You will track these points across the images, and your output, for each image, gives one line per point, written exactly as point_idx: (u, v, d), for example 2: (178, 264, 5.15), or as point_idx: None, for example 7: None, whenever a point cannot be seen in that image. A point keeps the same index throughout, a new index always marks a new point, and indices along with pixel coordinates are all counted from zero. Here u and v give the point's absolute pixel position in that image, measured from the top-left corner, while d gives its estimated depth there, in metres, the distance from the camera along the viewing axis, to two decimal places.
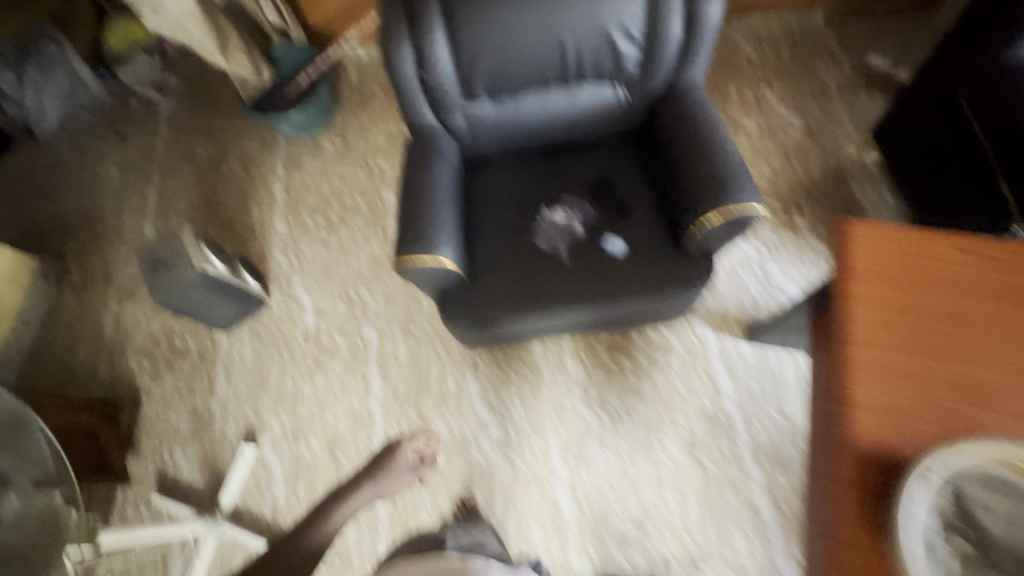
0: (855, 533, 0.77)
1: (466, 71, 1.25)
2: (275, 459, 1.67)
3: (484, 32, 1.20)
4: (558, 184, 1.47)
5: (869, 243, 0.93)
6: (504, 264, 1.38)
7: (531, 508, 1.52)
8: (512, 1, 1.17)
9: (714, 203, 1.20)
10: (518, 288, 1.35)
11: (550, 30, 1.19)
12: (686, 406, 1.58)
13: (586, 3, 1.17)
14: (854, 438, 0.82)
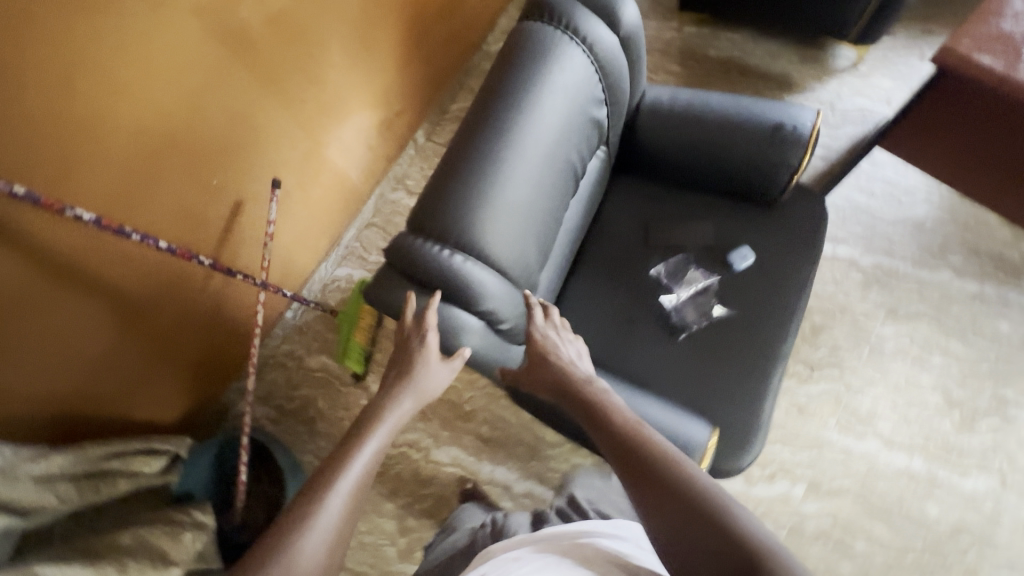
0: None
1: (522, 275, 0.99)
2: None
3: (513, 228, 0.94)
4: (631, 267, 1.27)
5: (977, 47, 0.95)
6: (701, 374, 1.15)
7: (899, 498, 1.35)
8: (509, 174, 0.91)
9: (789, 146, 1.14)
10: (739, 375, 1.14)
11: (554, 163, 0.98)
12: (854, 296, 1.53)
13: (557, 109, 0.96)
14: None
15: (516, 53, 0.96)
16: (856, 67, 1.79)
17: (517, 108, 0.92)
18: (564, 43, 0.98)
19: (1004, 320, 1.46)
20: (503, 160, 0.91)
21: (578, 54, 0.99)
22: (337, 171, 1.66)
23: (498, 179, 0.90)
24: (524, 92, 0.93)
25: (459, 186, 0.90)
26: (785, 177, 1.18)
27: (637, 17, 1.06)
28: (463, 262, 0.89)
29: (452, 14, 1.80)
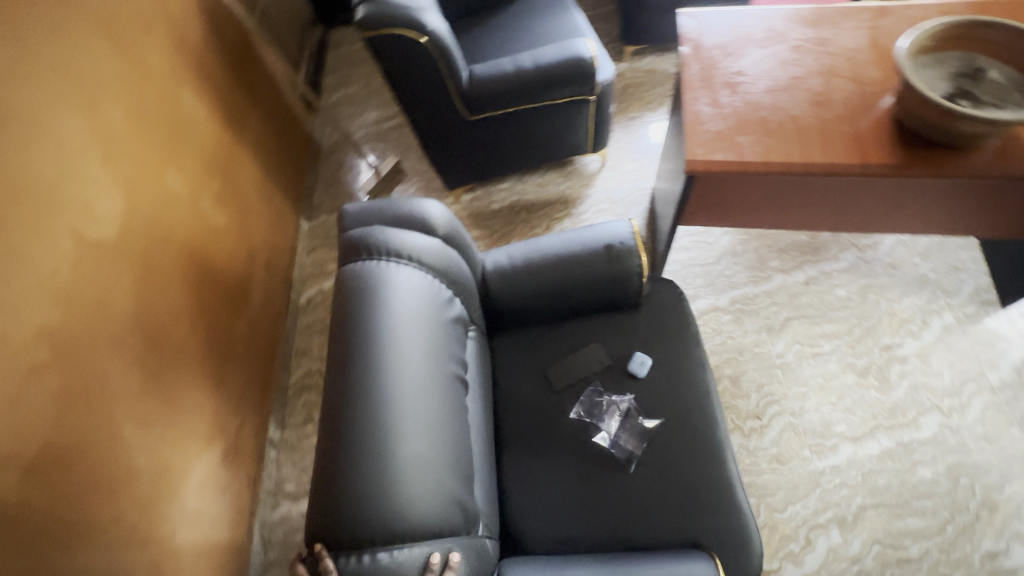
0: (976, 164, 1.04)
1: (465, 518, 0.83)
2: None
3: (432, 479, 0.79)
4: (554, 424, 1.18)
5: (713, 152, 1.12)
6: (673, 497, 1.07)
7: (901, 482, 1.40)
8: (396, 427, 0.79)
9: (617, 254, 1.18)
10: (706, 481, 1.07)
11: (436, 386, 0.87)
12: (740, 335, 1.65)
13: (413, 331, 0.88)
14: (898, 163, 1.06)
15: (349, 297, 0.89)
16: (604, 163, 2.06)
17: (376, 353, 0.84)
18: (388, 265, 0.93)
19: (839, 286, 1.69)
20: (384, 412, 0.79)
21: (410, 270, 0.95)
22: (198, 547, 1.31)
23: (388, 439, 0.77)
24: (372, 331, 0.85)
25: (348, 467, 0.75)
26: (637, 281, 1.21)
27: (446, 209, 1.07)
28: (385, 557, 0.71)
29: (246, 306, 1.65)
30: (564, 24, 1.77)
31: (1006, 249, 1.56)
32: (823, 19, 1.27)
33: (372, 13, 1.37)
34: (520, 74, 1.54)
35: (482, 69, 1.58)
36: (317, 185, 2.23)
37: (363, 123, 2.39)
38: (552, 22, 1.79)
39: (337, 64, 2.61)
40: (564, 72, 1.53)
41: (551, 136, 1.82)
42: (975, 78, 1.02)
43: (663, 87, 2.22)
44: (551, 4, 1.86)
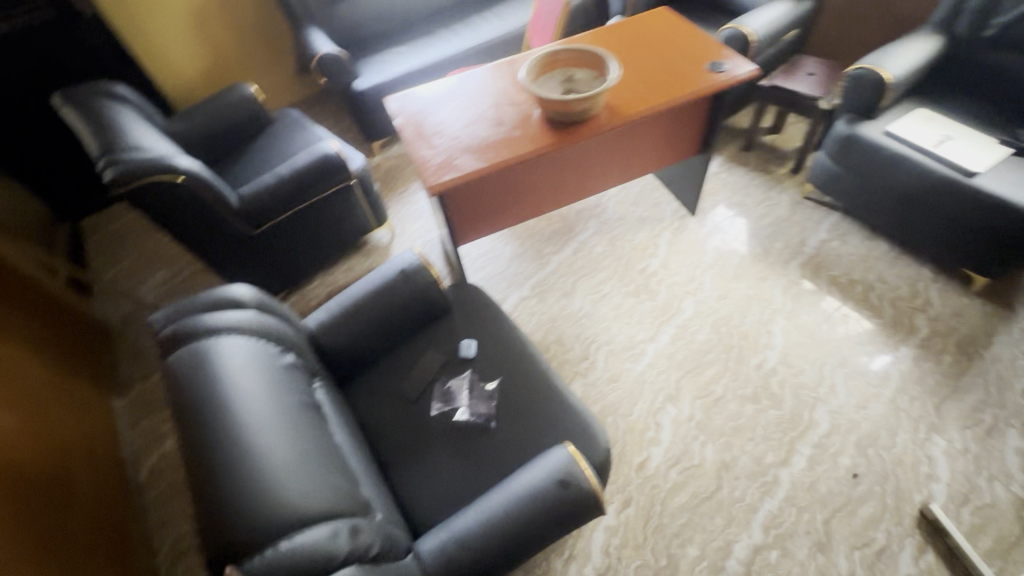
0: (600, 125, 1.58)
1: (354, 501, 0.96)
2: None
3: (305, 474, 0.92)
4: (421, 426, 1.36)
5: (443, 176, 1.49)
6: (528, 425, 1.31)
7: (691, 350, 1.87)
8: (264, 449, 0.91)
9: (411, 272, 1.46)
10: (545, 402, 1.35)
11: (289, 413, 1.01)
12: (548, 308, 2.04)
13: (251, 380, 1.02)
14: (558, 140, 1.56)
15: (180, 378, 1.00)
16: (394, 232, 2.39)
17: (222, 404, 0.95)
18: (211, 340, 1.07)
19: (596, 245, 2.22)
20: (242, 438, 0.91)
21: (231, 340, 1.09)
22: None
23: (259, 460, 0.89)
24: (211, 387, 0.97)
25: (229, 497, 0.85)
26: (438, 288, 1.50)
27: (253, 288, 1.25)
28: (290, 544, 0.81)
29: (74, 501, 1.49)
30: (310, 138, 2.11)
31: (674, 177, 2.26)
32: (480, 74, 1.81)
33: (121, 168, 1.51)
34: (283, 180, 1.79)
35: (249, 187, 1.80)
36: (119, 362, 2.11)
37: (151, 286, 2.36)
38: (300, 139, 2.12)
39: (102, 247, 2.55)
40: (320, 167, 1.83)
41: (335, 224, 2.07)
42: (570, 80, 1.58)
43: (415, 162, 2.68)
44: (293, 128, 2.20)
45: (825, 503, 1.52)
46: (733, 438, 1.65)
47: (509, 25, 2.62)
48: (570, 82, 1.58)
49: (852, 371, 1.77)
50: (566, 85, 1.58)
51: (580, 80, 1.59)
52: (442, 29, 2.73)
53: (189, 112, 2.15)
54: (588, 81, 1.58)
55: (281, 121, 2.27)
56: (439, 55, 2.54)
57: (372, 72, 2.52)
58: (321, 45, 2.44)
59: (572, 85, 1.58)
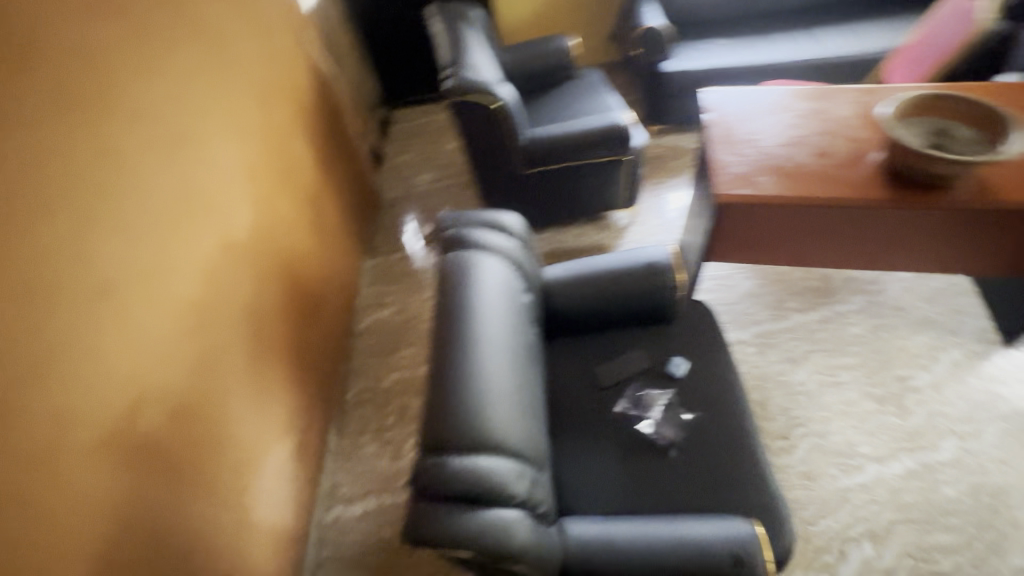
0: (957, 200, 1.28)
1: (537, 452, 0.99)
2: None
3: (512, 407, 0.97)
4: (602, 414, 1.34)
5: (734, 190, 1.39)
6: (710, 473, 1.20)
7: (926, 499, 1.49)
8: (490, 367, 0.98)
9: (657, 268, 1.41)
10: (738, 460, 1.21)
11: (515, 348, 1.07)
12: (763, 364, 1.81)
13: (497, 304, 1.11)
14: (890, 198, 1.30)
15: (448, 275, 1.13)
16: (634, 219, 2.34)
17: (472, 313, 1.05)
18: (480, 255, 1.19)
19: (852, 324, 1.87)
20: (479, 349, 1.00)
21: (493, 262, 1.20)
22: (271, 529, 1.41)
23: (484, 374, 0.97)
24: (469, 295, 1.08)
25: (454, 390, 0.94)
26: (674, 295, 1.43)
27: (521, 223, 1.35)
28: (485, 459, 0.87)
29: (320, 321, 1.86)
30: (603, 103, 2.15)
31: (1004, 292, 1.75)
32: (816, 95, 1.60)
33: (457, 81, 1.73)
34: (570, 134, 1.86)
35: (539, 129, 1.91)
36: (378, 231, 2.53)
37: (421, 182, 2.75)
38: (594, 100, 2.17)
39: (399, 136, 3.04)
40: (607, 133, 1.85)
41: (590, 190, 2.11)
42: (947, 133, 1.29)
43: (683, 158, 2.56)
44: (592, 88, 2.26)
45: None
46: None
47: (862, 47, 2.26)
48: (947, 137, 1.28)
49: None
50: (939, 140, 1.28)
51: (964, 139, 1.27)
52: (778, 33, 2.48)
53: (513, 48, 2.36)
54: (974, 143, 1.26)
55: (583, 78, 2.35)
56: (764, 59, 2.32)
57: (685, 57, 2.43)
58: (650, 18, 2.42)
59: (948, 141, 1.28)
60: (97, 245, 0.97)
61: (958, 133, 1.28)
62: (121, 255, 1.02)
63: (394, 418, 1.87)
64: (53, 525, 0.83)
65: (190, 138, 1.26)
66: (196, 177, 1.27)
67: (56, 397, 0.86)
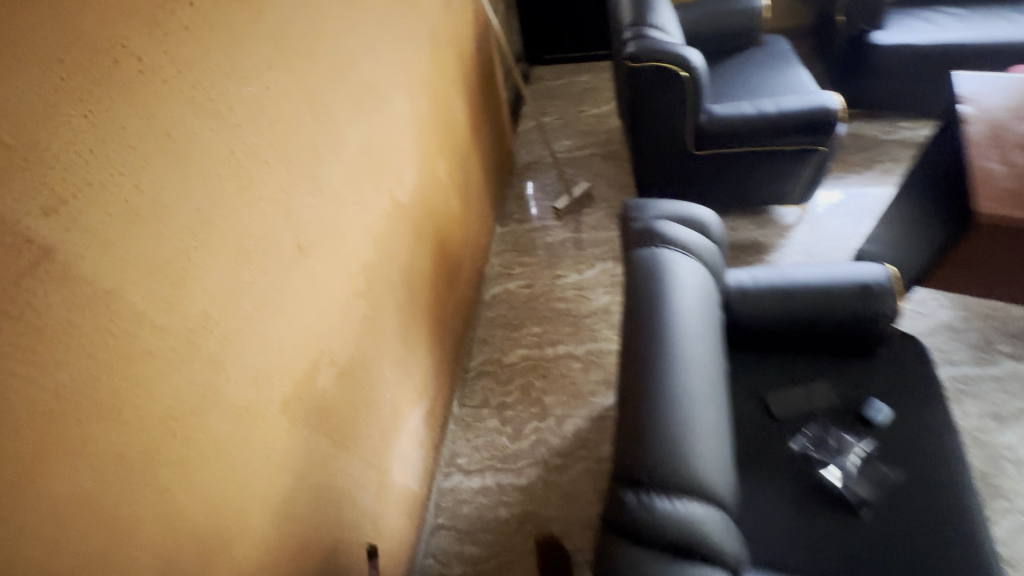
0: None
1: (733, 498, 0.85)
2: None
3: (716, 444, 0.84)
4: (773, 449, 1.17)
5: None
6: (918, 550, 0.99)
7: None
8: (696, 394, 0.85)
9: (871, 293, 1.20)
10: (956, 543, 0.99)
11: (716, 371, 0.93)
12: (957, 414, 1.52)
13: (699, 315, 0.96)
14: None
15: (642, 272, 0.99)
16: (803, 218, 2.05)
17: (673, 324, 0.92)
18: (678, 254, 1.04)
19: None
20: (683, 371, 0.87)
21: (691, 264, 1.04)
22: (402, 491, 1.42)
23: (690, 402, 0.83)
24: (669, 302, 0.94)
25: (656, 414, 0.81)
26: (884, 325, 1.21)
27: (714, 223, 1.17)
28: (692, 505, 0.75)
29: (456, 286, 1.82)
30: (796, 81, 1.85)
31: None
32: None
33: (647, 44, 1.51)
34: (765, 113, 1.61)
35: (724, 105, 1.66)
36: (510, 197, 2.44)
37: (558, 148, 2.60)
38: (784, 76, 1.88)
39: (539, 96, 2.88)
40: (811, 116, 1.58)
41: (761, 182, 1.83)
42: None
43: (870, 150, 2.18)
44: (781, 61, 1.95)
45: None
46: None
47: None
48: None
49: None
50: None
51: None
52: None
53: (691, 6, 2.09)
54: None
55: (768, 49, 2.05)
56: (1011, 36, 1.87)
57: (901, 27, 2.02)
58: None
59: None
60: (299, 199, 0.92)
61: None
62: (316, 212, 0.97)
63: (517, 396, 1.82)
64: (250, 477, 0.83)
65: (378, 87, 1.19)
66: (380, 130, 1.21)
67: (259, 355, 0.84)
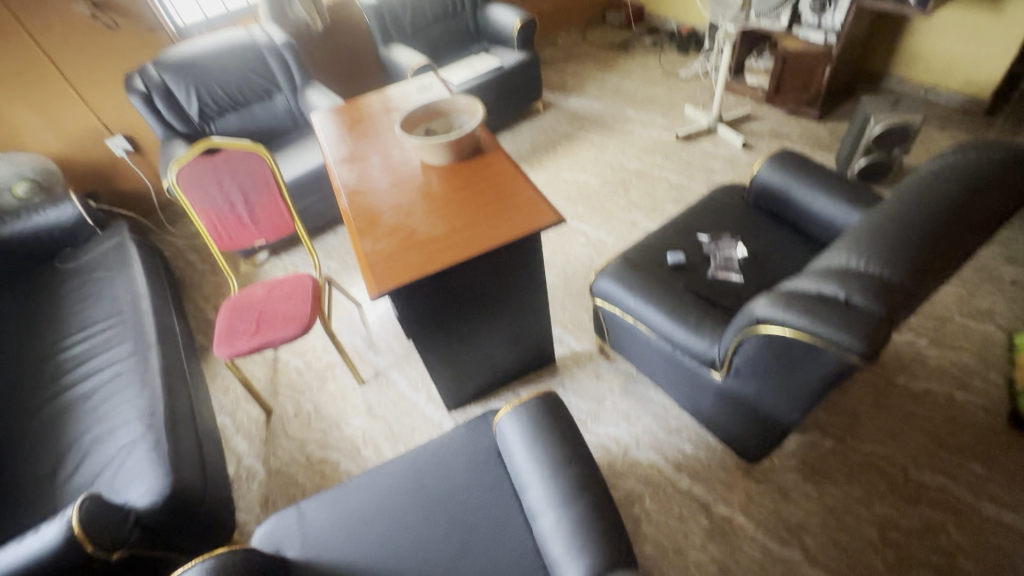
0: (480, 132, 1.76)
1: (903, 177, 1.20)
2: (719, 147, 2.70)
3: (916, 183, 1.11)
4: (750, 283, 1.49)
5: (538, 214, 1.40)
6: (728, 220, 1.70)
7: (593, 211, 2.47)
8: (920, 193, 1.06)
9: (622, 275, 1.45)
10: (706, 215, 1.72)
11: (886, 206, 1.08)
12: (558, 296, 2.12)
13: (869, 228, 1.03)
14: (486, 150, 1.68)
15: (907, 242, 0.95)
16: None
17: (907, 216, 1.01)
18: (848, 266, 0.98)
19: None
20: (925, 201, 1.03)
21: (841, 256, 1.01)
22: None
23: (927, 189, 1.07)
24: (895, 225, 1.00)
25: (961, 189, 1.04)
26: (626, 260, 1.52)
27: (752, 319, 1.04)
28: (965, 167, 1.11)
29: None
30: (419, 489, 1.26)
31: None
32: (362, 213, 1.51)
33: None
34: (565, 478, 1.10)
35: (555, 556, 1.03)
36: None
37: None
38: (411, 505, 1.24)
39: None
40: (553, 423, 1.19)
41: None
42: (431, 127, 1.67)
43: (295, 471, 1.73)
44: (366, 522, 1.22)
45: (679, 169, 2.61)
46: (663, 196, 2.48)
47: (134, 306, 1.87)
48: (432, 126, 1.68)
49: (600, 149, 2.82)
50: (433, 128, 1.67)
51: (426, 119, 1.69)
52: (66, 393, 1.62)
53: None
54: (428, 113, 1.69)
55: (314, 552, 1.19)
56: (146, 380, 1.60)
57: (128, 479, 1.35)
58: (35, 544, 1.09)
59: (430, 126, 1.68)
60: None
61: (420, 119, 1.68)
62: None
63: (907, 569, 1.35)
64: None
65: None
66: None
67: None
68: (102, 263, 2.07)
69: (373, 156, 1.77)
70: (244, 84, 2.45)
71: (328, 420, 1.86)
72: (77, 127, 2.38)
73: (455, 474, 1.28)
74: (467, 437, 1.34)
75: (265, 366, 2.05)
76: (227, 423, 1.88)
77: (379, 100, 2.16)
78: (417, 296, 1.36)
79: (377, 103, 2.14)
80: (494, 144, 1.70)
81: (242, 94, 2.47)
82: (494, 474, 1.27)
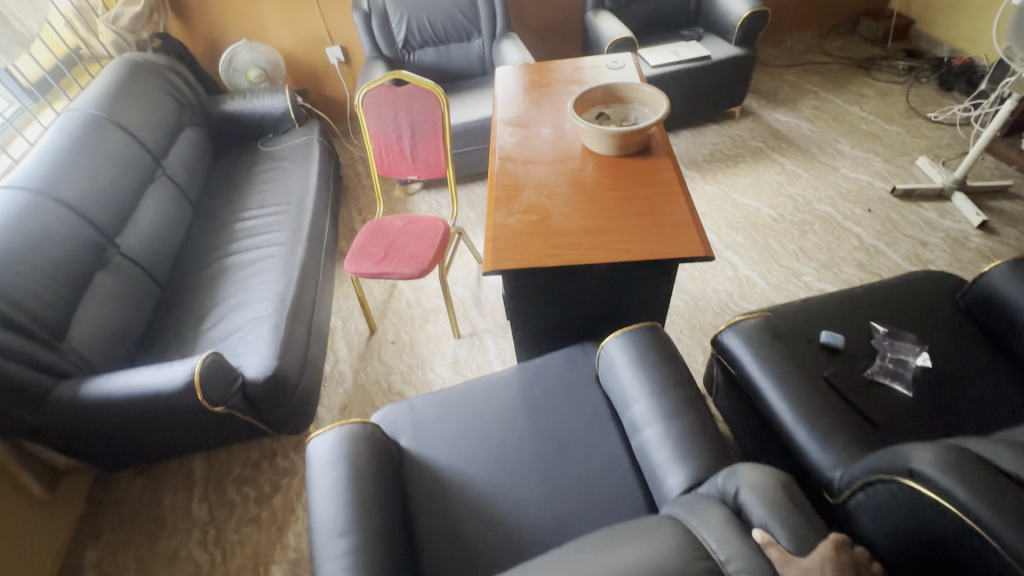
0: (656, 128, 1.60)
1: None
2: (945, 218, 2.17)
3: None
4: (918, 403, 1.19)
5: (685, 243, 1.24)
6: (921, 316, 1.36)
7: (753, 246, 2.17)
8: None
9: (756, 339, 1.26)
10: (893, 301, 1.40)
11: None
12: (677, 324, 1.93)
13: None
14: (655, 152, 1.53)
15: None
16: None
17: None
18: None
19: None
20: None
21: None
22: None
23: None
24: None
25: None
26: (769, 323, 1.30)
27: (907, 469, 0.81)
28: None
29: None
30: (517, 390, 1.29)
31: None
32: (510, 181, 1.48)
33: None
34: (673, 398, 1.06)
35: (656, 464, 1.01)
36: None
37: None
38: (508, 404, 1.26)
39: None
40: (662, 352, 1.14)
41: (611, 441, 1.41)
42: (605, 113, 1.55)
43: (374, 391, 1.86)
44: (469, 407, 1.27)
45: (880, 230, 2.16)
46: (845, 255, 2.09)
47: (301, 200, 2.11)
48: (607, 111, 1.56)
49: (789, 178, 2.44)
50: (607, 114, 1.55)
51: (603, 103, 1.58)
52: (233, 257, 1.91)
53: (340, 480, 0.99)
54: (607, 97, 1.57)
55: (423, 426, 1.24)
56: (288, 268, 1.81)
57: (247, 350, 1.55)
58: (166, 376, 1.32)
59: (604, 111, 1.56)
60: None
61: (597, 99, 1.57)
62: None
63: None
64: None
65: None
66: None
67: None
68: (290, 155, 2.36)
69: (539, 125, 1.72)
70: (450, 22, 2.54)
71: (417, 358, 1.96)
72: (307, 31, 2.68)
73: (550, 387, 1.28)
74: (567, 360, 1.32)
75: (384, 290, 2.21)
76: (337, 327, 2.08)
77: (567, 68, 2.07)
78: (530, 284, 1.31)
79: (564, 70, 2.06)
80: (665, 147, 1.54)
81: (446, 31, 2.56)
82: (590, 395, 1.25)
